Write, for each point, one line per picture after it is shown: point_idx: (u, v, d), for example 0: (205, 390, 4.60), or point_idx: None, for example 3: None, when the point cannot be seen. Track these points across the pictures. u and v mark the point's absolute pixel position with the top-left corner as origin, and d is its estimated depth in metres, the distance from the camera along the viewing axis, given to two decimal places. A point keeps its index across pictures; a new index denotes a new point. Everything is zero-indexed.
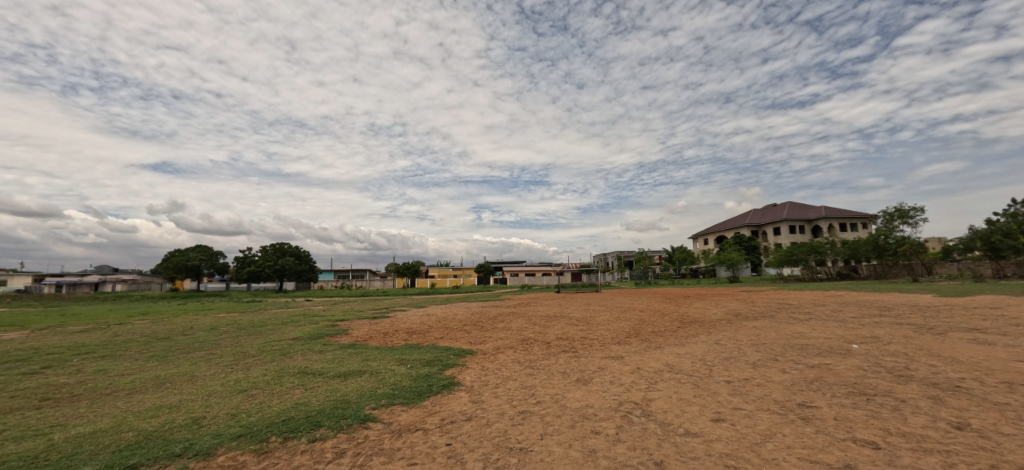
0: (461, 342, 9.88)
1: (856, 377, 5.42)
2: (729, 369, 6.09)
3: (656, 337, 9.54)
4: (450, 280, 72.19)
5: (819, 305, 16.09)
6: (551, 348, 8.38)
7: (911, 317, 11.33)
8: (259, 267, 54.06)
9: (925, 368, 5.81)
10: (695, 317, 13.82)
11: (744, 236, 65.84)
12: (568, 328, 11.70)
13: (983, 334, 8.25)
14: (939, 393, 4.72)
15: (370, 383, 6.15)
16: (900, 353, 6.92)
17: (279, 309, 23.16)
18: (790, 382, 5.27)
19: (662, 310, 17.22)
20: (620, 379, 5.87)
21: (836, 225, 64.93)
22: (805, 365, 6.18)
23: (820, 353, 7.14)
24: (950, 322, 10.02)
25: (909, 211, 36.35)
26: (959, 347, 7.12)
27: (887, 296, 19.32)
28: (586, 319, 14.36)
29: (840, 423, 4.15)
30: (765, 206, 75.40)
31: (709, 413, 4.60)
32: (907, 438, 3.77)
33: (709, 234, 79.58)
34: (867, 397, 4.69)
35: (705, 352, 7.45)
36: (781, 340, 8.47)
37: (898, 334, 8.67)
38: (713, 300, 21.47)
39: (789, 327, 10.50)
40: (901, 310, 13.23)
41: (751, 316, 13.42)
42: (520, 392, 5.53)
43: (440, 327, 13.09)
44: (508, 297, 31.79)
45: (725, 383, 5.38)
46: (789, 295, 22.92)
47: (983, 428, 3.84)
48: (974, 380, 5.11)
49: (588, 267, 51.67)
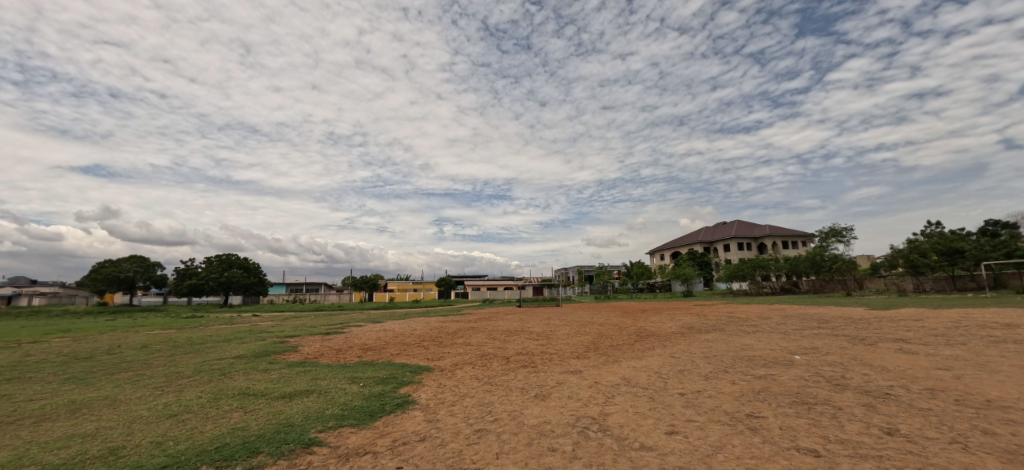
0: (418, 358, 9.56)
1: (796, 387, 5.71)
2: (683, 382, 6.24)
3: (613, 351, 9.69)
4: (409, 294, 70.29)
5: (765, 318, 16.98)
6: (510, 364, 8.29)
7: (846, 329, 12.17)
8: (202, 279, 50.52)
9: (858, 377, 6.23)
10: (652, 331, 14.19)
11: (696, 251, 69.36)
12: (528, 343, 11.63)
13: (908, 344, 8.97)
14: (871, 400, 5.07)
15: (318, 403, 5.80)
16: (837, 363, 7.40)
17: (224, 325, 21.76)
18: (739, 393, 5.47)
19: (619, 324, 17.50)
20: (577, 394, 5.86)
21: (779, 244, 69.80)
22: (752, 376, 6.46)
23: (766, 364, 7.52)
24: (878, 333, 10.85)
25: (841, 230, 39.90)
26: (887, 356, 7.72)
27: (824, 309, 20.74)
28: (545, 333, 14.36)
29: (784, 432, 4.36)
30: (716, 224, 79.79)
31: (662, 425, 4.70)
32: (845, 445, 4.03)
33: (665, 250, 83.45)
34: (808, 405, 4.94)
35: (660, 365, 7.65)
36: (731, 353, 8.81)
37: (836, 345, 9.27)
38: (668, 314, 22.10)
39: (738, 339, 10.95)
40: (837, 322, 14.18)
41: (703, 329, 13.97)
42: (477, 409, 5.40)
43: (397, 343, 12.60)
44: (467, 312, 31.14)
45: (679, 396, 5.49)
46: (737, 309, 23.92)
47: (910, 432, 4.14)
48: (900, 387, 5.54)
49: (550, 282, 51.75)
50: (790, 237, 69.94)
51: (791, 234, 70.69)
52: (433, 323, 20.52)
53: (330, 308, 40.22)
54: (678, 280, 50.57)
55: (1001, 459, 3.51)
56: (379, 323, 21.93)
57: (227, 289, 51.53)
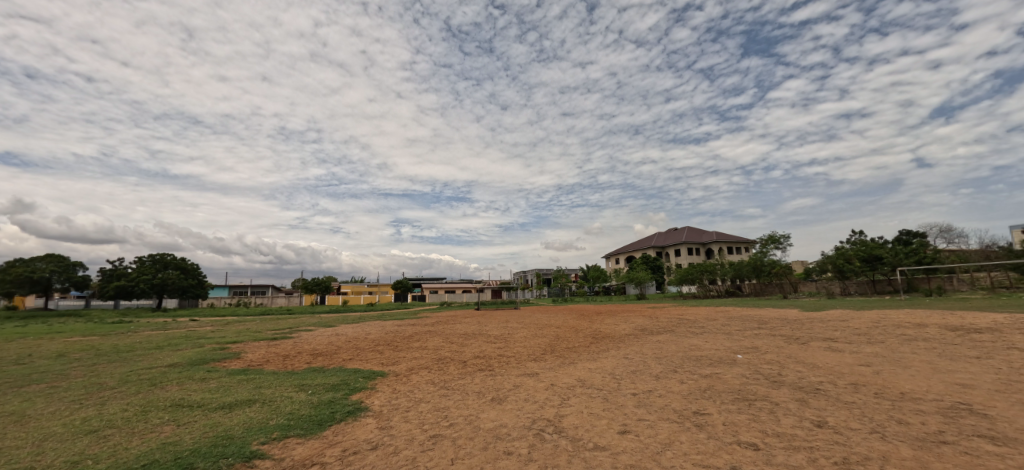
0: (372, 363, 9.26)
1: (738, 384, 6.06)
2: (635, 382, 6.44)
3: (570, 353, 9.87)
4: (365, 297, 67.96)
5: (711, 320, 17.94)
6: (468, 367, 8.22)
7: (783, 329, 13.07)
8: (132, 281, 46.40)
9: (793, 374, 6.71)
10: (606, 332, 14.60)
11: (650, 256, 72.34)
12: (486, 346, 11.60)
13: (835, 343, 9.77)
14: (804, 395, 5.46)
15: (262, 413, 5.46)
16: (774, 361, 7.93)
17: (156, 331, 19.98)
18: (687, 392, 5.72)
19: (576, 326, 17.86)
20: (534, 397, 5.89)
21: (725, 249, 74.24)
22: (698, 375, 6.79)
23: (711, 363, 7.94)
24: (809, 333, 11.79)
25: (779, 237, 42.98)
26: (818, 354, 8.37)
27: (764, 311, 22.15)
28: (503, 336, 14.38)
29: (728, 428, 4.60)
30: (668, 230, 83.68)
31: (615, 425, 4.82)
32: (781, 438, 4.31)
33: (620, 254, 86.44)
34: (749, 402, 5.25)
35: (614, 366, 7.88)
36: (680, 353, 9.22)
37: (773, 344, 9.97)
38: (623, 317, 22.83)
39: (687, 340, 11.48)
40: (774, 324, 15.22)
41: (655, 330, 14.54)
42: (433, 414, 5.30)
43: (350, 348, 12.15)
44: (425, 315, 30.56)
45: (631, 396, 5.66)
46: (686, 311, 25.15)
47: (836, 423, 4.49)
48: (829, 383, 6.02)
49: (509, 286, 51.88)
50: (734, 243, 74.49)
51: (736, 240, 75.46)
52: (389, 327, 19.97)
53: (278, 312, 38.00)
54: (633, 283, 52.55)
55: (911, 445, 3.89)
56: (331, 327, 21.05)
57: (160, 291, 47.31)
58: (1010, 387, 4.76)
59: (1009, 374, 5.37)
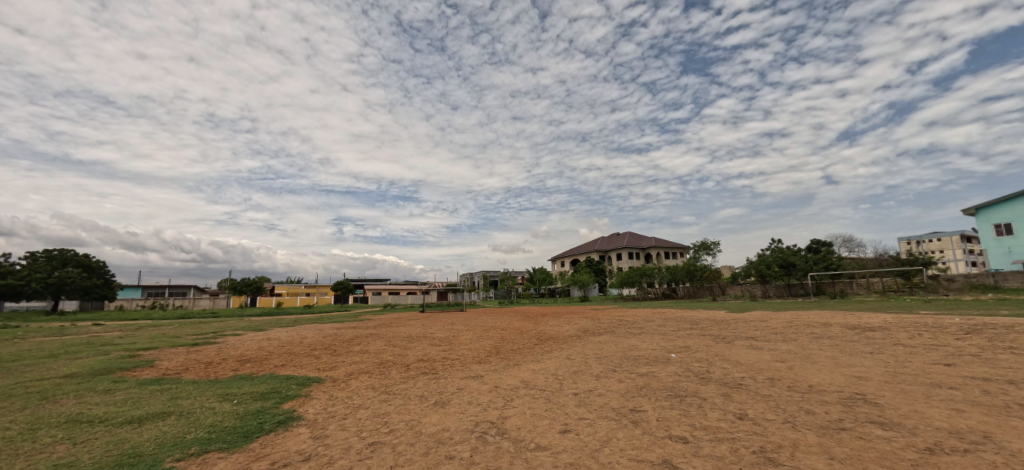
0: (308, 369, 8.76)
1: (671, 382, 6.43)
2: (577, 382, 6.63)
3: (515, 355, 9.98)
4: (304, 299, 64.19)
5: (647, 320, 19.00)
6: (411, 371, 8.03)
7: (711, 329, 14.10)
8: (19, 280, 40.53)
9: (719, 370, 7.24)
10: (550, 334, 14.91)
11: (593, 259, 75.56)
12: (431, 349, 11.40)
13: (755, 341, 10.70)
14: (728, 390, 5.90)
15: (179, 427, 4.97)
16: (703, 359, 8.52)
17: (47, 337, 17.43)
18: (624, 390, 5.97)
19: (522, 328, 18.10)
20: (477, 399, 5.88)
21: (662, 254, 79.37)
22: (635, 374, 7.13)
23: (647, 362, 8.37)
24: (732, 333, 12.84)
25: (711, 244, 46.66)
26: (741, 352, 9.10)
27: (696, 312, 23.78)
28: (448, 339, 14.21)
29: (660, 423, 4.86)
30: (611, 235, 87.91)
31: (557, 425, 4.92)
32: (707, 430, 4.61)
33: (566, 257, 89.42)
34: (680, 398, 5.58)
35: (558, 367, 8.07)
36: (619, 353, 9.65)
37: (702, 343, 10.72)
38: (566, 318, 23.47)
39: (627, 340, 12.05)
40: (703, 324, 16.42)
41: (597, 331, 15.12)
42: (372, 421, 5.10)
43: (284, 353, 11.41)
44: (367, 318, 29.42)
45: (573, 396, 5.81)
46: (625, 313, 26.32)
47: (754, 415, 4.89)
48: (750, 378, 6.56)
49: (456, 287, 51.09)
50: (671, 248, 79.84)
51: (672, 245, 80.90)
52: (327, 331, 18.99)
53: (202, 315, 34.75)
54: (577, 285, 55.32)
55: (817, 432, 4.32)
56: (263, 331, 19.63)
57: (56, 292, 41.80)
58: (893, 378, 5.46)
59: (892, 367, 6.17)
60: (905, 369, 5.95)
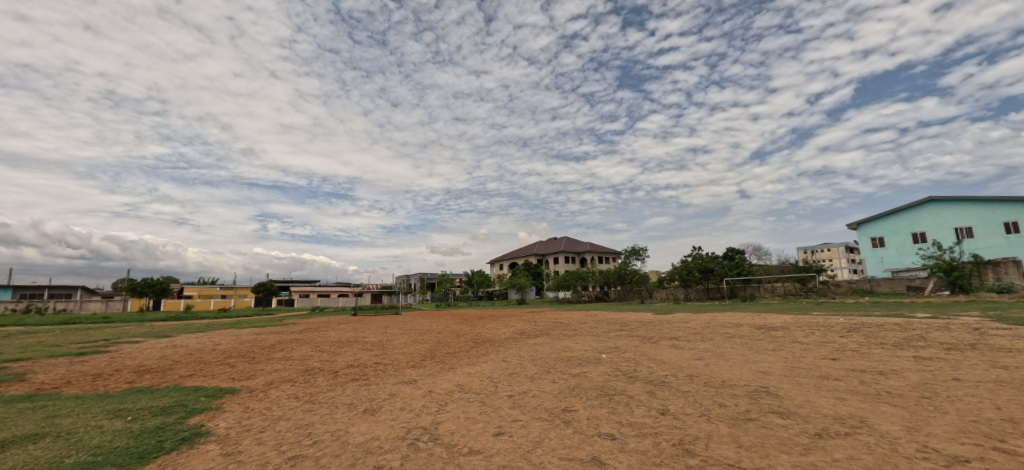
0: (220, 379, 7.99)
1: (601, 381, 6.71)
2: (512, 384, 6.70)
3: (451, 358, 9.89)
4: (220, 301, 58.61)
5: (581, 323, 19.83)
6: (339, 378, 7.63)
7: (638, 330, 15.01)
8: None
9: (645, 369, 7.70)
10: (487, 337, 14.97)
11: (531, 263, 78.13)
12: (362, 355, 10.94)
13: (676, 342, 11.55)
14: (652, 387, 6.27)
15: (56, 450, 4.31)
16: (631, 359, 9.01)
17: None
18: (558, 391, 6.14)
19: (458, 331, 18.02)
20: (410, 405, 5.72)
21: (595, 258, 84.20)
22: (568, 374, 7.36)
23: (580, 363, 8.69)
24: (658, 333, 13.74)
25: (641, 250, 50.22)
26: (664, 352, 9.75)
27: (625, 314, 25.22)
28: (381, 343, 13.71)
29: (590, 421, 5.04)
30: (549, 239, 91.49)
31: (491, 427, 4.92)
32: (632, 427, 4.85)
33: (504, 260, 91.48)
34: (610, 396, 5.83)
35: (493, 369, 8.11)
36: (554, 354, 9.93)
37: (630, 344, 11.35)
38: (503, 321, 23.74)
39: (561, 342, 12.43)
40: (630, 325, 17.46)
41: (533, 334, 15.48)
42: (294, 433, 4.77)
43: (193, 362, 10.31)
44: (293, 322, 27.43)
45: (508, 398, 5.86)
46: (560, 315, 27.26)
47: (675, 410, 5.23)
48: (672, 376, 7.03)
49: (391, 290, 49.20)
50: (603, 253, 85.00)
51: (604, 250, 86.04)
52: (246, 337, 17.45)
53: (91, 321, 30.31)
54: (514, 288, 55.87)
55: (728, 424, 4.71)
56: (167, 338, 17.53)
57: None
58: (790, 372, 6.15)
59: (789, 362, 6.96)
60: (800, 364, 6.74)
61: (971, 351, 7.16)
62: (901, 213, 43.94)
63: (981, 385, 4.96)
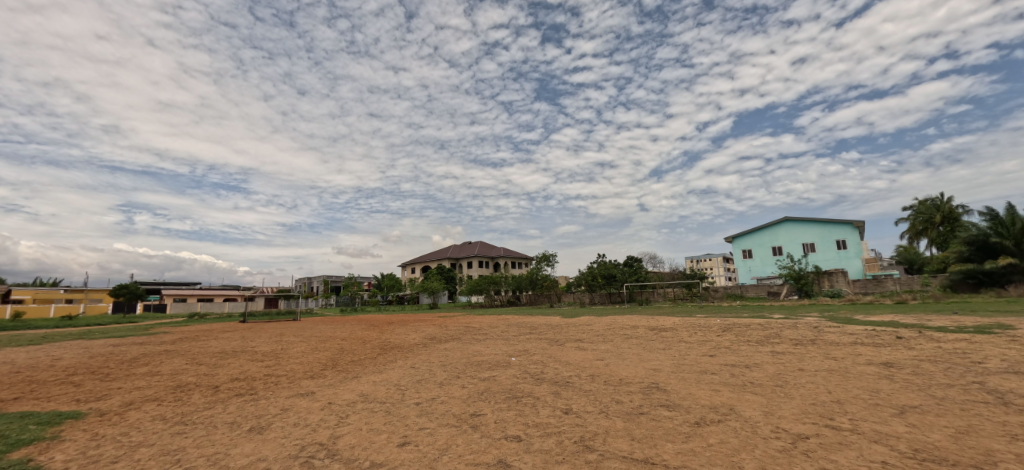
0: (57, 402, 6.62)
1: (510, 384, 6.86)
2: (420, 391, 6.56)
3: (356, 366, 9.40)
4: (60, 306, 47.86)
5: (492, 327, 20.20)
6: (220, 394, 6.79)
7: (546, 334, 15.71)
8: None
9: (552, 371, 8.04)
10: (396, 343, 14.47)
11: (444, 267, 78.80)
12: (251, 366, 9.88)
13: (580, 343, 12.29)
14: (557, 388, 6.55)
15: None
16: (537, 361, 9.38)
17: None
18: (466, 396, 6.13)
19: (364, 338, 17.20)
20: (306, 419, 5.30)
21: (508, 263, 88.03)
22: (478, 379, 7.40)
23: (489, 367, 8.80)
24: (564, 336, 14.50)
25: (552, 258, 53.39)
26: (569, 353, 10.31)
27: (535, 318, 26.26)
28: (275, 353, 12.47)
29: (498, 425, 5.10)
30: (463, 244, 93.20)
31: (396, 438, 4.73)
32: (537, 428, 5.00)
33: (416, 263, 91.07)
34: (518, 399, 5.97)
35: (401, 377, 7.87)
36: (464, 359, 9.97)
37: (539, 347, 11.83)
38: (413, 326, 23.17)
39: (471, 347, 12.54)
40: (538, 329, 18.23)
41: (443, 339, 15.37)
42: (157, 461, 4.12)
43: (17, 383, 8.37)
44: (164, 331, 23.56)
45: (415, 405, 5.72)
46: (473, 320, 27.49)
47: (577, 409, 5.51)
48: (576, 376, 7.44)
49: (286, 293, 43.76)
50: (515, 258, 89.16)
51: (516, 255, 90.20)
52: (98, 350, 14.58)
53: None
54: (426, 293, 54.88)
55: (623, 418, 5.08)
56: None
57: None
58: (676, 368, 6.85)
59: (676, 359, 7.76)
60: (684, 361, 7.55)
61: (812, 346, 8.66)
62: (766, 229, 51.63)
63: (818, 373, 5.99)
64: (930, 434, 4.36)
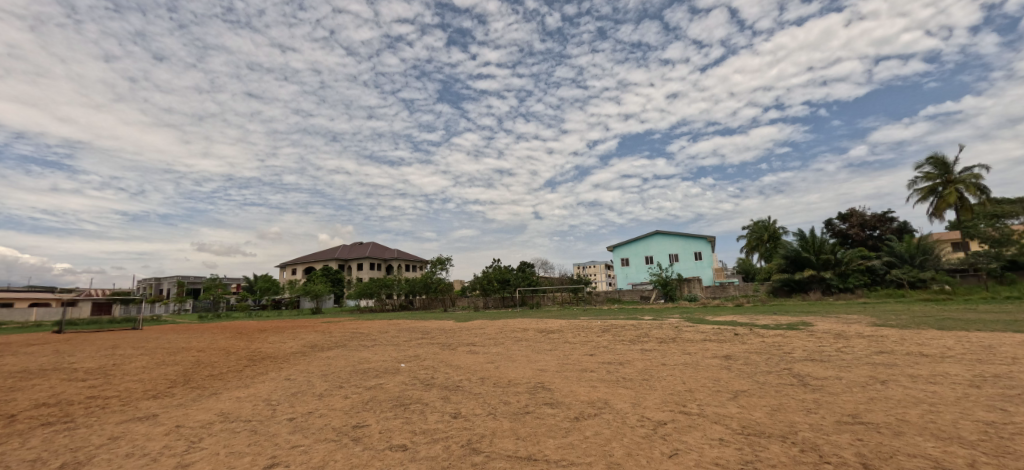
0: None
1: (398, 392, 6.66)
2: (295, 405, 6.01)
3: (217, 381, 8.25)
4: None
5: (382, 332, 19.51)
6: (16, 426, 5.37)
7: (438, 338, 15.69)
8: None
9: (441, 376, 8.02)
10: (268, 353, 13.01)
11: (331, 269, 74.16)
12: (65, 388, 7.99)
13: (471, 347, 12.54)
14: (447, 393, 6.54)
15: None
16: (427, 366, 9.29)
17: None
18: (349, 407, 5.78)
19: (230, 348, 15.17)
20: (141, 449, 4.48)
21: (402, 266, 86.65)
22: (363, 388, 7.04)
23: (376, 374, 8.45)
24: (456, 340, 14.65)
25: (446, 260, 54.44)
26: (459, 357, 10.45)
27: (430, 322, 26.04)
28: (104, 370, 10.28)
29: (382, 435, 4.90)
30: (354, 244, 89.09)
31: (262, 459, 4.25)
32: (424, 435, 4.94)
33: (298, 264, 84.46)
34: (405, 406, 5.82)
35: (273, 390, 7.13)
36: (349, 367, 9.43)
37: (430, 352, 11.77)
38: (291, 334, 21.04)
39: (357, 354, 11.92)
40: (433, 333, 18.15)
41: (326, 347, 14.33)
42: None
43: None
44: None
45: (287, 423, 5.23)
46: (362, 324, 26.21)
47: (466, 412, 5.57)
48: (466, 380, 7.51)
49: (127, 295, 34.54)
50: (410, 260, 88.07)
51: (411, 257, 89.01)
52: None
53: None
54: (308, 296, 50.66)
55: (510, 419, 5.28)
56: None
57: None
58: (560, 367, 7.36)
59: (560, 360, 8.34)
60: (568, 361, 8.15)
61: (672, 343, 10.04)
62: (639, 241, 58.43)
63: (676, 367, 6.92)
64: (755, 413, 5.34)
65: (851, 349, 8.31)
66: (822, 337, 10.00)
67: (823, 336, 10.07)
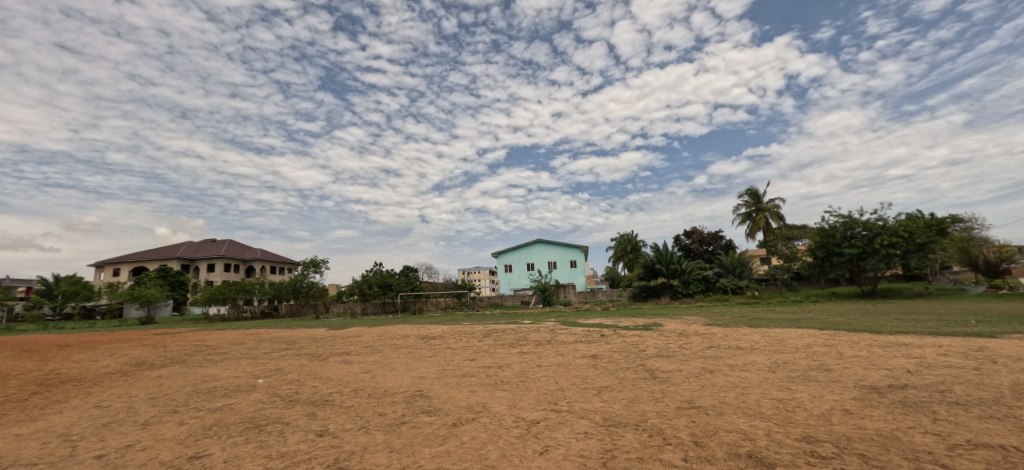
0: None
1: (252, 412, 5.87)
2: (106, 439, 4.87)
3: None
4: None
5: (237, 344, 17.03)
6: None
7: (307, 348, 14.32)
8: None
9: (308, 390, 7.33)
10: (66, 376, 10.25)
11: (171, 270, 62.37)
12: None
13: (343, 356, 11.76)
14: (314, 409, 5.99)
15: None
16: (291, 380, 8.40)
17: None
18: (186, 435, 4.91)
19: (1, 371, 11.56)
20: None
21: (267, 268, 77.37)
22: (207, 410, 6.03)
23: (225, 393, 7.32)
24: (328, 350, 13.58)
25: (320, 263, 50.38)
26: (330, 369, 9.70)
27: (296, 331, 23.66)
28: None
29: (228, 464, 4.26)
30: (205, 241, 76.47)
31: None
32: (281, 458, 4.43)
33: (121, 263, 69.06)
34: (260, 428, 5.15)
35: (72, 423, 5.65)
36: (189, 387, 8.00)
37: (296, 364, 10.67)
38: (106, 350, 16.90)
39: (201, 371, 10.20)
40: (302, 343, 16.53)
41: (156, 364, 11.91)
42: None
43: None
44: None
45: (90, 462, 4.21)
46: (210, 336, 22.64)
47: (334, 429, 5.18)
48: (337, 393, 6.98)
49: None
50: (278, 261, 79.15)
51: (279, 258, 79.93)
52: None
53: None
54: (136, 303, 41.50)
55: (384, 431, 5.06)
56: None
57: None
58: (440, 374, 7.35)
59: (440, 366, 8.33)
60: (448, 366, 8.19)
61: (548, 345, 10.78)
62: (523, 248, 61.74)
63: (550, 368, 7.46)
64: (614, 406, 6.02)
65: (689, 345, 9.99)
66: (669, 336, 11.80)
67: (670, 335, 11.88)
